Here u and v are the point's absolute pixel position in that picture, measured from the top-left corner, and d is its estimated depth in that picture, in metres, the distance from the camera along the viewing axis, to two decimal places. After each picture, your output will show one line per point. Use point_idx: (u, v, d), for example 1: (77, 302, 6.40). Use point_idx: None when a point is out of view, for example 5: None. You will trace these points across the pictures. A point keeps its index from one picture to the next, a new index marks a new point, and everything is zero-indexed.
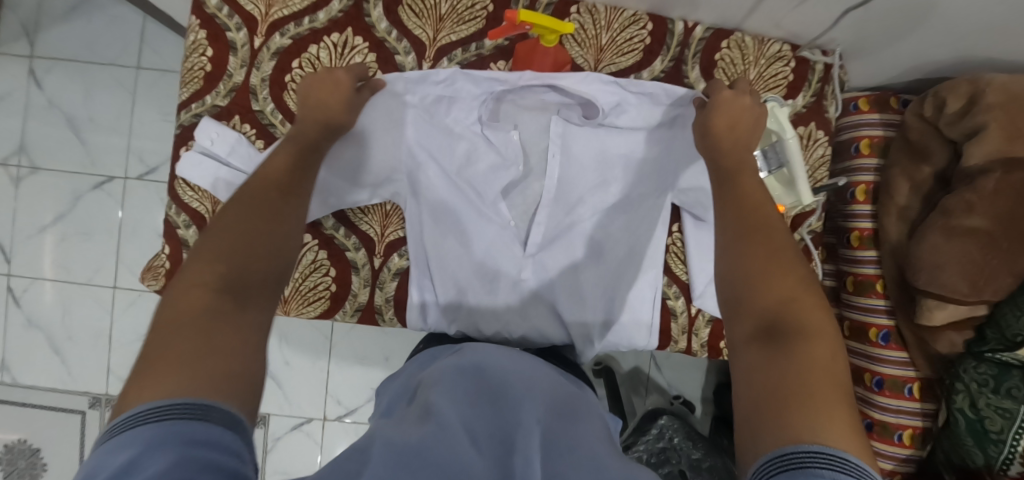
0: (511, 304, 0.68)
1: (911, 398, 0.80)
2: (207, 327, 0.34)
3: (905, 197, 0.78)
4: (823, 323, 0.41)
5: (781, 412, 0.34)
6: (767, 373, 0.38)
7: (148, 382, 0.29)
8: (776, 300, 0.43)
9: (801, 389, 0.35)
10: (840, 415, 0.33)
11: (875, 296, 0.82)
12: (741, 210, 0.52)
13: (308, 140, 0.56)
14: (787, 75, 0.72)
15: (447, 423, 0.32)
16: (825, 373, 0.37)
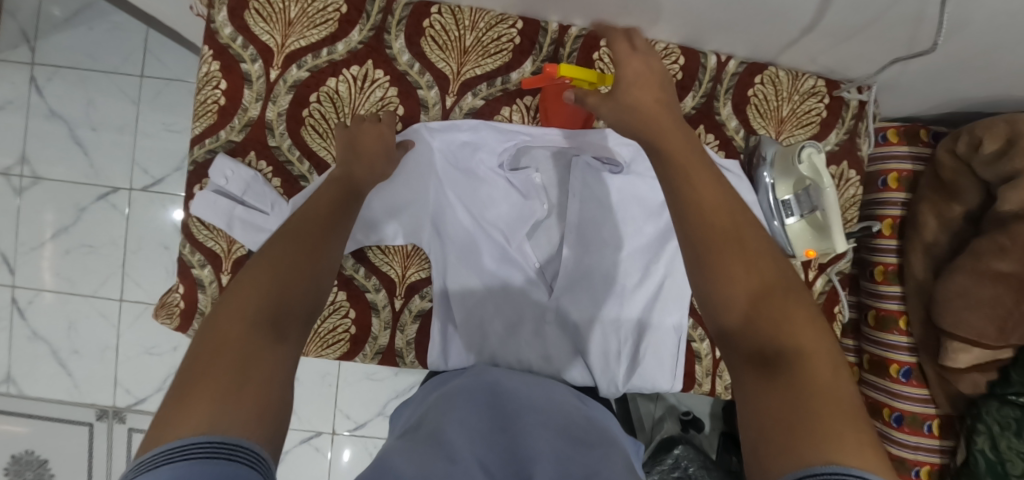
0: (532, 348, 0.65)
1: (930, 435, 0.80)
2: (239, 371, 0.30)
3: (933, 234, 0.77)
4: (817, 333, 0.34)
5: (794, 441, 0.27)
6: (773, 399, 0.30)
7: (182, 415, 0.26)
8: (759, 317, 0.34)
9: (810, 414, 0.29)
10: (854, 439, 0.27)
11: (897, 333, 0.81)
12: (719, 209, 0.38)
13: (352, 185, 0.53)
14: (821, 112, 0.70)
15: (464, 457, 0.39)
16: (831, 395, 0.30)
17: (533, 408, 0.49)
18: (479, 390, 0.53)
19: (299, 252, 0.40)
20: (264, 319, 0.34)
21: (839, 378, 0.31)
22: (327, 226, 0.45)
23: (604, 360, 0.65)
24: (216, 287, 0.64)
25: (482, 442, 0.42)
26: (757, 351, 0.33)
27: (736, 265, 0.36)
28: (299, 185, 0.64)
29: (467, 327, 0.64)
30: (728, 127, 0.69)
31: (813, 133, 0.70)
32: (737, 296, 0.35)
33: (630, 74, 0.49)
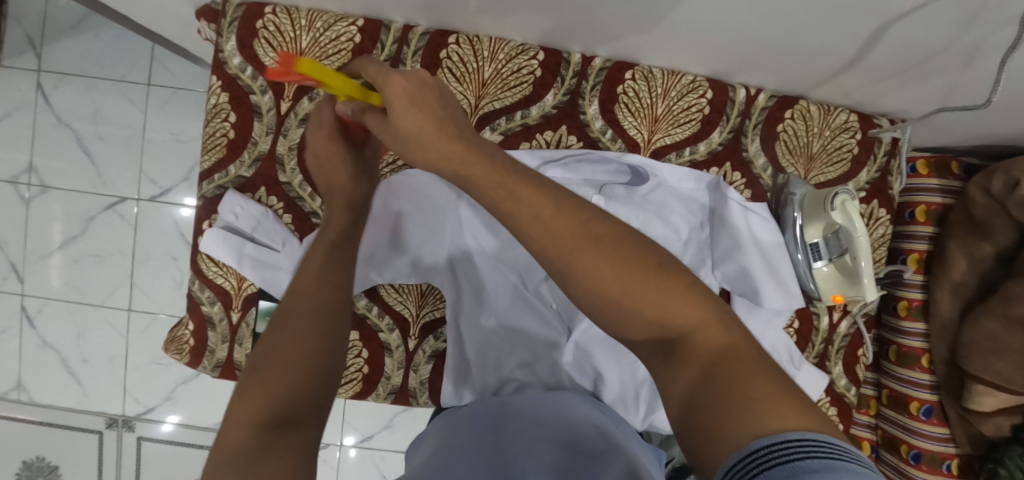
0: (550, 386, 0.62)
1: (949, 475, 0.79)
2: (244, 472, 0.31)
3: (962, 273, 0.74)
4: (696, 303, 0.31)
5: (721, 418, 0.25)
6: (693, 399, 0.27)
7: None
8: (641, 312, 0.30)
9: (724, 389, 0.26)
10: (769, 398, 0.25)
11: (919, 370, 0.79)
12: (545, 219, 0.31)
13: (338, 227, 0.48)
14: (852, 149, 0.67)
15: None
16: (732, 356, 0.28)
17: (526, 422, 0.48)
18: (486, 420, 0.51)
19: (298, 333, 0.40)
20: (269, 418, 0.35)
21: (728, 331, 0.30)
22: (329, 284, 0.44)
23: (626, 404, 0.63)
24: (227, 325, 0.63)
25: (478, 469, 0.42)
26: (660, 340, 0.31)
27: (604, 267, 0.30)
28: (310, 222, 0.62)
29: (478, 367, 0.62)
30: (755, 165, 0.66)
31: (844, 171, 0.67)
32: (609, 294, 0.30)
33: (397, 90, 0.33)
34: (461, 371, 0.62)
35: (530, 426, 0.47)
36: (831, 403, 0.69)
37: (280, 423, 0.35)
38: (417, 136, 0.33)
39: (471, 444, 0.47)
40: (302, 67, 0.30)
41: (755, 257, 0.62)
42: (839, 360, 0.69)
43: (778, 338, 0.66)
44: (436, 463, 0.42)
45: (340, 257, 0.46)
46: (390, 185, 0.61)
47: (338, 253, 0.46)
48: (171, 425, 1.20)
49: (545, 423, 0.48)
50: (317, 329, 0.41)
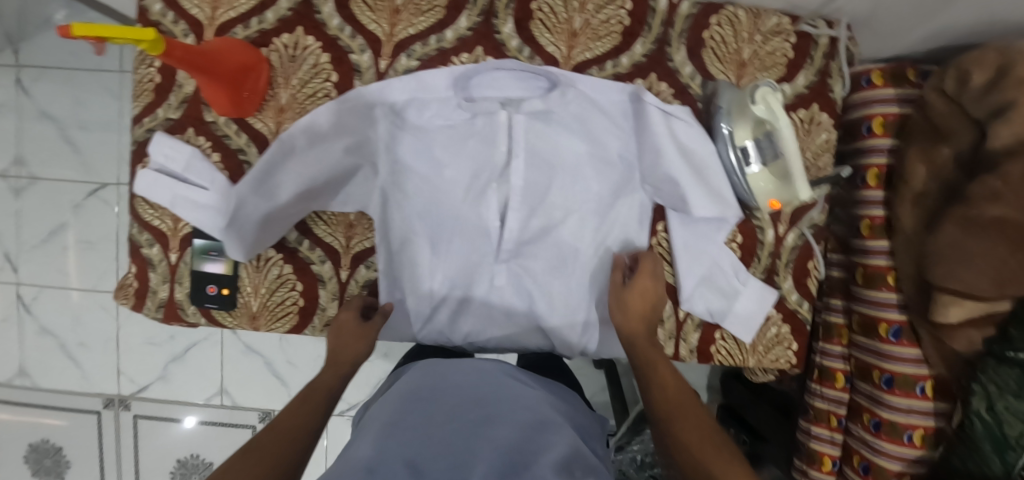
0: (483, 308, 0.66)
1: (923, 397, 0.74)
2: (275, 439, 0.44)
3: (922, 182, 0.70)
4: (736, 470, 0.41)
5: None
6: None
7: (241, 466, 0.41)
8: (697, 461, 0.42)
9: None
10: None
11: (886, 290, 0.76)
12: (659, 396, 0.49)
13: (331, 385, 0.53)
14: (786, 52, 0.64)
15: (391, 460, 0.41)
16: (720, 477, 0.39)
17: (457, 401, 0.50)
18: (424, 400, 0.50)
19: (260, 470, 0.40)
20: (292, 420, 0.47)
21: None
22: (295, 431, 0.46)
23: (561, 322, 0.66)
24: (166, 265, 0.65)
25: (425, 442, 0.43)
26: None
27: (689, 431, 0.45)
28: (238, 159, 0.63)
29: (412, 292, 0.64)
30: (683, 74, 0.64)
31: (779, 75, 0.65)
32: (684, 439, 0.44)
33: (643, 285, 0.59)
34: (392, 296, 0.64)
35: (468, 407, 0.48)
36: (782, 320, 0.67)
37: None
38: (633, 312, 0.57)
39: (406, 422, 0.47)
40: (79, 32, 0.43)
41: (677, 162, 0.60)
42: (788, 274, 0.67)
43: (719, 252, 0.65)
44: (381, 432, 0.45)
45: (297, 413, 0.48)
46: (310, 120, 0.58)
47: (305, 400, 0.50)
48: (193, 421, 1.24)
49: (491, 406, 0.49)
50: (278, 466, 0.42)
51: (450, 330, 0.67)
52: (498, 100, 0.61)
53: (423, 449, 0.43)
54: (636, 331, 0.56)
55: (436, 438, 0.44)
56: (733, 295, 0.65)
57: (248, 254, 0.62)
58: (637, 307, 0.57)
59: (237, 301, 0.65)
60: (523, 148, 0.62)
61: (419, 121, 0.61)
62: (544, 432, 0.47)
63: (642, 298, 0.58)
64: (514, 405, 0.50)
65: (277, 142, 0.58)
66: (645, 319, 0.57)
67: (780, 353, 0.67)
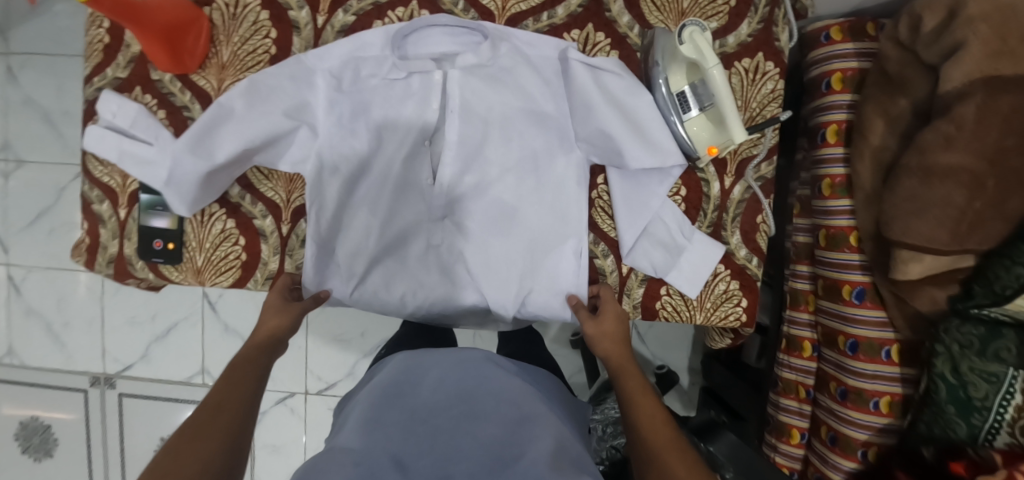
0: (420, 267, 0.69)
1: (888, 362, 0.71)
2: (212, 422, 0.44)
3: (880, 136, 0.68)
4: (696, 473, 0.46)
5: None
6: None
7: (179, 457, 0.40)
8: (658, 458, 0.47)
9: None
10: None
11: (849, 251, 0.73)
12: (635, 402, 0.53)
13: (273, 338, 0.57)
14: (728, 0, 0.63)
15: (377, 455, 0.44)
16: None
17: (438, 393, 0.54)
18: (410, 396, 0.54)
19: (206, 455, 0.41)
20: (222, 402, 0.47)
21: None
22: (223, 431, 0.44)
23: (495, 278, 0.67)
24: (115, 221, 0.66)
25: (409, 443, 0.47)
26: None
27: (657, 430, 0.50)
28: (182, 116, 0.65)
29: (348, 254, 0.65)
30: (620, 24, 0.63)
31: (721, 25, 0.64)
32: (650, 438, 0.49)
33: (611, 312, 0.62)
34: (322, 261, 0.64)
35: (449, 404, 0.52)
36: (731, 276, 0.65)
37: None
38: (603, 335, 0.60)
39: (389, 415, 0.51)
40: None
41: (606, 112, 0.59)
42: (735, 229, 0.65)
43: (661, 205, 0.64)
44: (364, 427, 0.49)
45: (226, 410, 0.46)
46: (248, 86, 0.59)
47: (230, 390, 0.48)
48: None
49: (470, 402, 0.53)
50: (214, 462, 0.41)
51: (383, 292, 0.68)
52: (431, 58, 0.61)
53: (407, 446, 0.47)
54: (609, 349, 0.59)
55: (421, 434, 0.48)
56: (677, 249, 0.64)
57: (193, 209, 0.62)
58: (612, 336, 0.59)
59: (183, 256, 0.66)
60: (459, 103, 0.62)
61: (356, 83, 0.60)
62: (525, 426, 0.50)
63: (612, 325, 0.60)
64: (496, 403, 0.53)
65: (214, 106, 0.58)
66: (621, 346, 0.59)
67: (729, 310, 0.65)
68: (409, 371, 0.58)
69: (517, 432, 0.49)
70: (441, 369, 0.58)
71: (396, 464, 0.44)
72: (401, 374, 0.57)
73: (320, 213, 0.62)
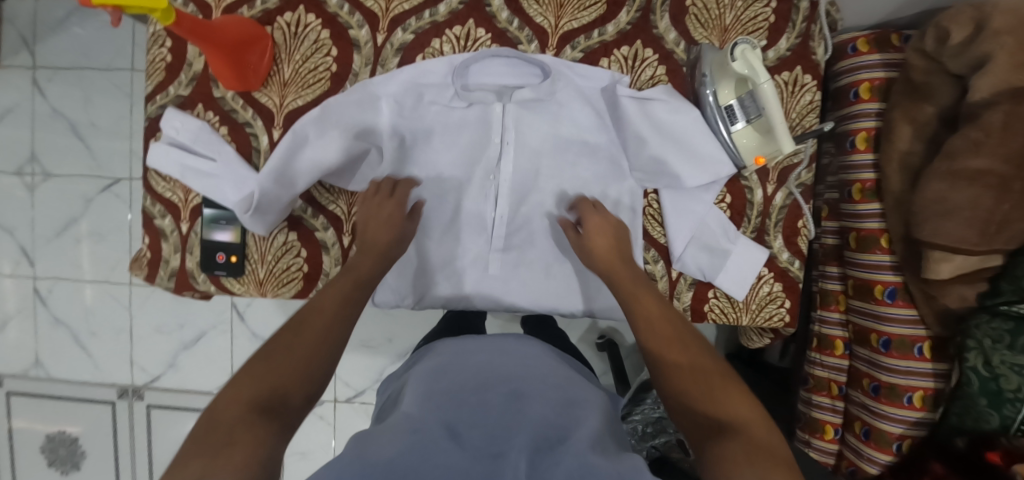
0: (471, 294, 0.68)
1: (921, 359, 0.74)
2: (301, 331, 0.46)
3: (907, 141, 0.71)
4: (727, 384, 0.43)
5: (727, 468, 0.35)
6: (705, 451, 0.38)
7: (273, 357, 0.42)
8: (683, 374, 0.45)
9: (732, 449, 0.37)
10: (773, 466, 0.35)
11: (880, 252, 0.76)
12: (648, 319, 0.51)
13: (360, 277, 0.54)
14: (768, 17, 0.66)
15: (431, 425, 0.42)
16: (738, 421, 0.40)
17: (479, 373, 0.50)
18: (456, 375, 0.50)
19: (296, 358, 0.43)
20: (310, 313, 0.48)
21: (755, 412, 0.41)
22: (312, 342, 0.45)
23: (552, 304, 0.69)
24: (177, 235, 0.68)
25: (460, 420, 0.44)
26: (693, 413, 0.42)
27: (672, 348, 0.47)
28: (245, 132, 0.66)
29: (403, 276, 0.67)
30: (667, 40, 0.66)
31: (762, 40, 0.67)
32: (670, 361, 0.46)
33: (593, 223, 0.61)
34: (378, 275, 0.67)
35: (496, 382, 0.49)
36: (774, 278, 0.68)
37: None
38: (598, 254, 0.59)
39: (439, 389, 0.48)
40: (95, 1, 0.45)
41: (652, 136, 0.63)
42: (778, 233, 0.68)
43: (707, 211, 0.66)
44: (411, 409, 0.45)
45: (295, 338, 0.45)
46: (319, 112, 0.61)
47: (328, 304, 0.50)
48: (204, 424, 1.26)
49: (516, 378, 0.49)
50: (308, 368, 0.43)
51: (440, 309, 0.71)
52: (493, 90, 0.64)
53: (457, 414, 0.44)
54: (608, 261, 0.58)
55: (467, 407, 0.45)
56: (724, 253, 0.66)
57: (270, 228, 0.64)
58: (599, 244, 0.59)
59: (245, 268, 0.67)
60: (515, 135, 0.65)
61: (417, 107, 0.65)
62: (574, 410, 0.47)
63: (604, 239, 0.60)
64: (540, 381, 0.50)
65: (291, 134, 0.61)
66: (614, 254, 0.59)
67: (774, 311, 0.68)
68: (446, 359, 0.55)
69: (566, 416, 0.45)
70: (488, 354, 0.55)
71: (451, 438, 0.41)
72: (445, 361, 0.54)
73: None
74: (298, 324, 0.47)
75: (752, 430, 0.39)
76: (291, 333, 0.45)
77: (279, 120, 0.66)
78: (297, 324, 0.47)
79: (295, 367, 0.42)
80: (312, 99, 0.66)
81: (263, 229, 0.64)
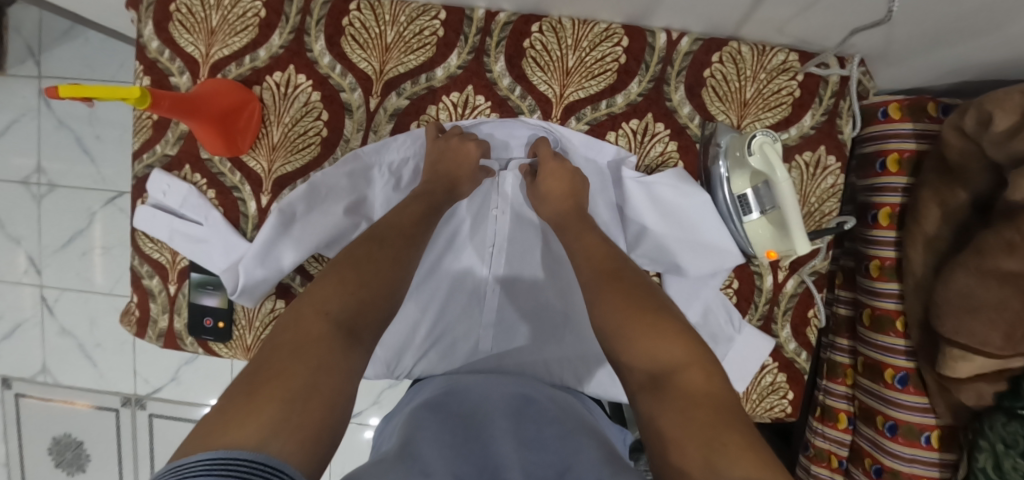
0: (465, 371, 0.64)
1: (928, 448, 0.70)
2: (361, 261, 0.45)
3: (934, 225, 0.65)
4: (675, 342, 0.39)
5: (695, 455, 0.30)
6: (670, 418, 0.34)
7: (322, 289, 0.41)
8: (631, 340, 0.40)
9: (694, 428, 0.32)
10: (735, 447, 0.30)
11: (894, 335, 0.71)
12: (601, 277, 0.46)
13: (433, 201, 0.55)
14: (793, 91, 0.61)
15: (437, 470, 0.34)
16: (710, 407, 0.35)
17: (461, 418, 0.44)
18: (453, 406, 0.47)
19: (358, 290, 0.42)
20: (363, 242, 0.48)
21: (710, 378, 0.36)
22: (374, 271, 0.44)
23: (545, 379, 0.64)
24: (165, 296, 0.66)
25: (453, 454, 0.38)
26: (649, 374, 0.38)
27: (620, 309, 0.42)
28: (232, 196, 0.64)
29: (392, 351, 0.64)
30: (680, 114, 0.62)
31: (783, 116, 0.62)
32: (610, 326, 0.42)
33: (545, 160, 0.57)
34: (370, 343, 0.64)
35: (506, 411, 0.46)
36: (779, 369, 0.65)
37: (268, 464, 0.26)
38: (552, 198, 0.56)
39: (444, 433, 0.41)
40: (64, 93, 0.45)
41: (656, 221, 0.61)
42: (786, 322, 0.64)
43: (713, 299, 0.63)
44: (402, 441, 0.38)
45: (356, 275, 0.43)
46: (307, 188, 0.59)
47: (386, 239, 0.49)
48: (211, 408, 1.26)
49: (516, 412, 0.46)
50: (372, 298, 0.43)
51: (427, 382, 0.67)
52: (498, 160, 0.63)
53: (460, 463, 0.37)
54: (564, 207, 0.55)
55: (472, 452, 0.39)
56: (727, 341, 0.63)
57: (260, 299, 0.63)
58: (554, 191, 0.56)
59: (232, 334, 0.66)
60: (512, 206, 0.65)
61: (414, 179, 0.62)
62: (572, 440, 0.40)
63: (554, 182, 0.56)
64: (531, 421, 0.44)
65: (277, 211, 0.59)
66: (568, 200, 0.56)
67: (775, 401, 0.65)
68: (436, 396, 0.49)
69: (567, 448, 0.39)
70: (475, 390, 0.51)
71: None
72: (444, 395, 0.49)
73: None
74: (350, 253, 0.46)
75: (727, 414, 0.33)
76: (348, 262, 0.45)
77: (266, 185, 0.63)
78: (349, 254, 0.46)
79: (360, 294, 0.42)
80: (301, 165, 0.63)
81: (255, 302, 0.62)
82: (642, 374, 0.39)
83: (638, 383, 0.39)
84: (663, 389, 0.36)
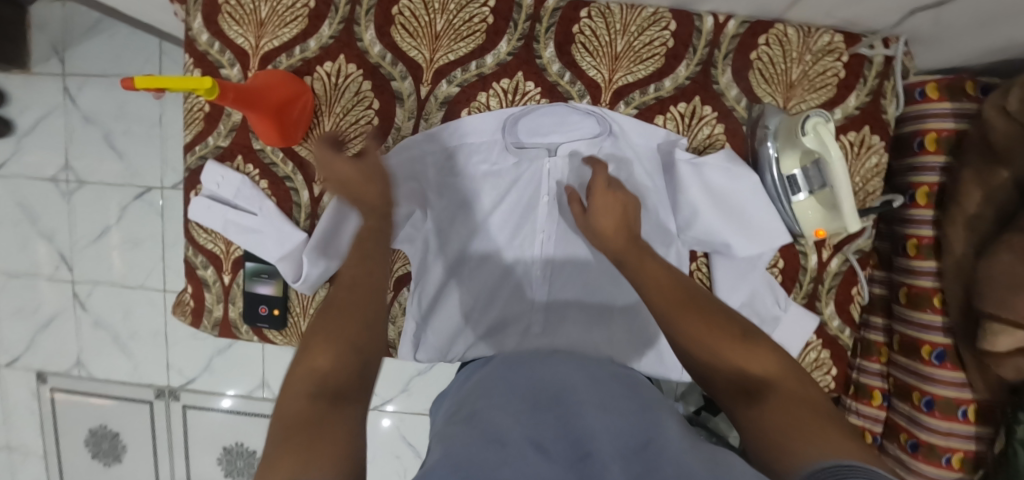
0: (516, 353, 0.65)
1: (965, 421, 0.68)
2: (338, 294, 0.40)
3: (975, 205, 0.64)
4: (761, 351, 0.38)
5: (815, 445, 0.30)
6: (779, 420, 0.34)
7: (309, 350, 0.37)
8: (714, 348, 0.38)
9: (806, 427, 0.32)
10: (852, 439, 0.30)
11: (932, 313, 0.69)
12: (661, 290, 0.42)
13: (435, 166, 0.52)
14: (839, 72, 0.62)
15: (514, 434, 0.30)
16: (809, 406, 0.35)
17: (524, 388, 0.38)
18: (516, 373, 0.41)
19: (336, 327, 0.37)
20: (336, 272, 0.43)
21: (803, 385, 0.36)
22: (350, 302, 0.40)
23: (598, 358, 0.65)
24: (220, 286, 0.68)
25: (526, 418, 0.32)
26: (741, 384, 0.37)
27: (692, 318, 0.39)
28: (285, 186, 0.65)
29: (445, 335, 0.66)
30: (727, 97, 0.62)
31: (829, 97, 0.63)
32: (690, 334, 0.39)
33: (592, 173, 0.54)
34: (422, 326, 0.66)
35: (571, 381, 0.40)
36: (823, 346, 0.66)
37: None
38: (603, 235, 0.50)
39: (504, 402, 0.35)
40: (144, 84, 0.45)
41: (706, 202, 0.61)
42: (830, 299, 0.66)
43: (759, 280, 0.64)
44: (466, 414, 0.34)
45: (331, 318, 0.38)
46: None
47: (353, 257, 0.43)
48: (229, 398, 1.28)
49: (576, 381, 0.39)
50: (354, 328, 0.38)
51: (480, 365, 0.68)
52: (545, 147, 0.62)
53: (533, 424, 0.32)
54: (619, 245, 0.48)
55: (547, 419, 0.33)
56: (773, 320, 0.64)
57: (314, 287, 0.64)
58: (607, 227, 0.50)
59: (288, 321, 0.67)
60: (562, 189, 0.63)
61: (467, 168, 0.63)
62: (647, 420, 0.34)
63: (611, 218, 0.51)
64: (592, 392, 0.37)
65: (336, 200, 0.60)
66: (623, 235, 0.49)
67: (819, 378, 0.67)
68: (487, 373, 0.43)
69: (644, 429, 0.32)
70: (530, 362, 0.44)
71: (535, 446, 0.29)
72: (509, 367, 0.43)
73: (423, 286, 0.65)
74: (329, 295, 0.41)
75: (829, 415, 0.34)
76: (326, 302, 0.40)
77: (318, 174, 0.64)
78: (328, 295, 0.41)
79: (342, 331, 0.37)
80: (353, 154, 0.64)
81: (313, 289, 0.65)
82: (730, 382, 0.38)
83: (729, 389, 0.38)
84: (763, 396, 0.36)
